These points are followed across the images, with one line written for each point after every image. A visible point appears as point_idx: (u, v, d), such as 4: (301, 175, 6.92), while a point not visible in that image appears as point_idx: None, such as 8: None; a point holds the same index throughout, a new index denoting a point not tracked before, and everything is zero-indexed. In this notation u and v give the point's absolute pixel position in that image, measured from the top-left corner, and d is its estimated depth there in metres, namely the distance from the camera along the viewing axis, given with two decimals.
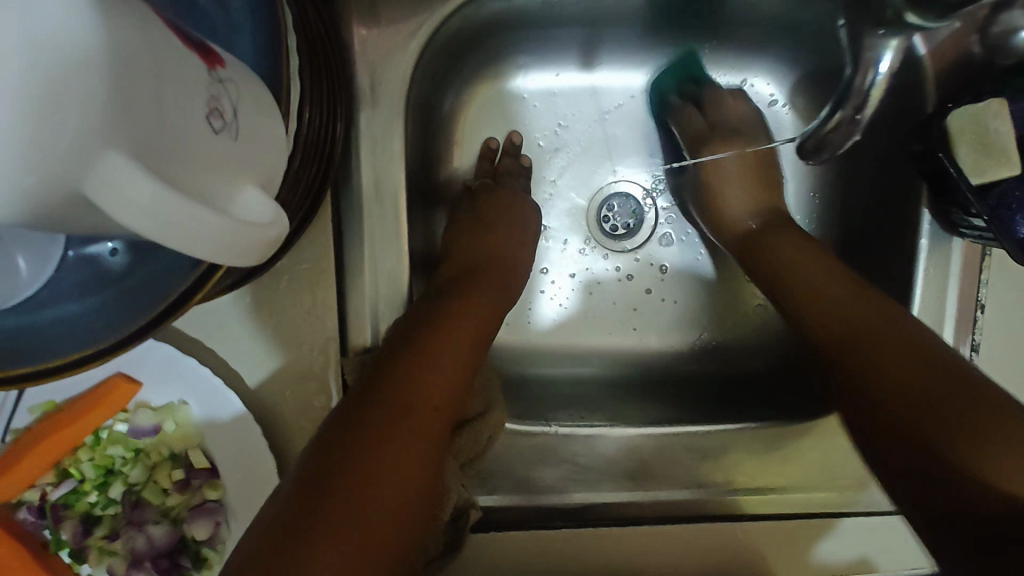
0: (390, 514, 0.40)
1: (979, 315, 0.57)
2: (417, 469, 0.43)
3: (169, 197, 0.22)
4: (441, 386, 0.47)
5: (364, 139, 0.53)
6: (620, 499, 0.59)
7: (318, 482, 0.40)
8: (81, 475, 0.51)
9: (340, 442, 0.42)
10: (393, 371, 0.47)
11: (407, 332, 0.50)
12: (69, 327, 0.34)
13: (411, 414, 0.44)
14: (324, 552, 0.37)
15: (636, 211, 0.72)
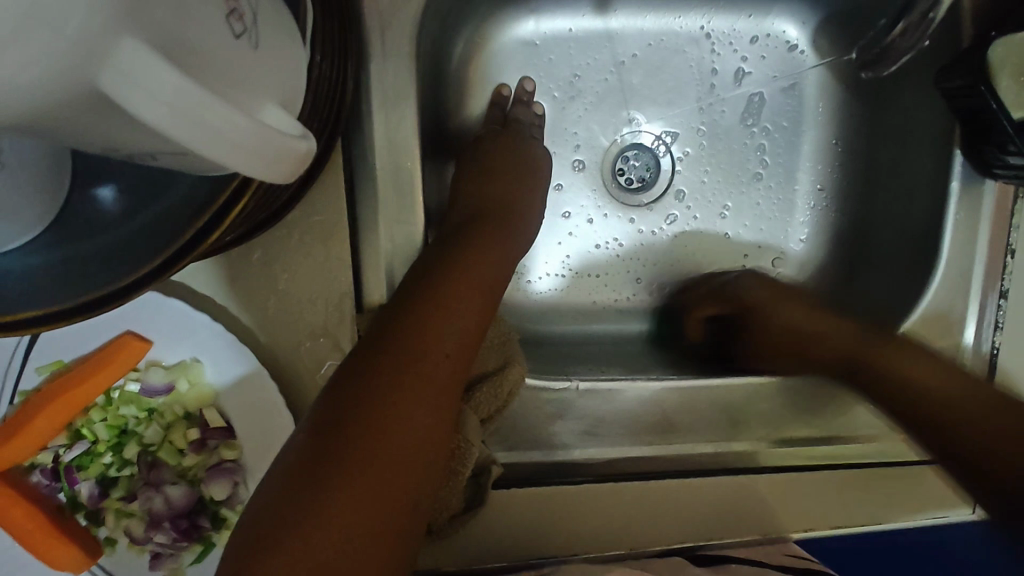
0: (405, 464, 0.40)
1: (1009, 260, 0.55)
2: (431, 420, 0.42)
3: (196, 90, 0.20)
4: (451, 334, 0.46)
5: (374, 81, 0.50)
6: (644, 453, 0.58)
7: (328, 436, 0.39)
8: (93, 436, 0.50)
9: (350, 393, 0.41)
10: (405, 319, 0.45)
11: (414, 281, 0.48)
12: (75, 271, 0.32)
13: (424, 364, 0.43)
14: (338, 505, 0.37)
15: (653, 163, 0.69)
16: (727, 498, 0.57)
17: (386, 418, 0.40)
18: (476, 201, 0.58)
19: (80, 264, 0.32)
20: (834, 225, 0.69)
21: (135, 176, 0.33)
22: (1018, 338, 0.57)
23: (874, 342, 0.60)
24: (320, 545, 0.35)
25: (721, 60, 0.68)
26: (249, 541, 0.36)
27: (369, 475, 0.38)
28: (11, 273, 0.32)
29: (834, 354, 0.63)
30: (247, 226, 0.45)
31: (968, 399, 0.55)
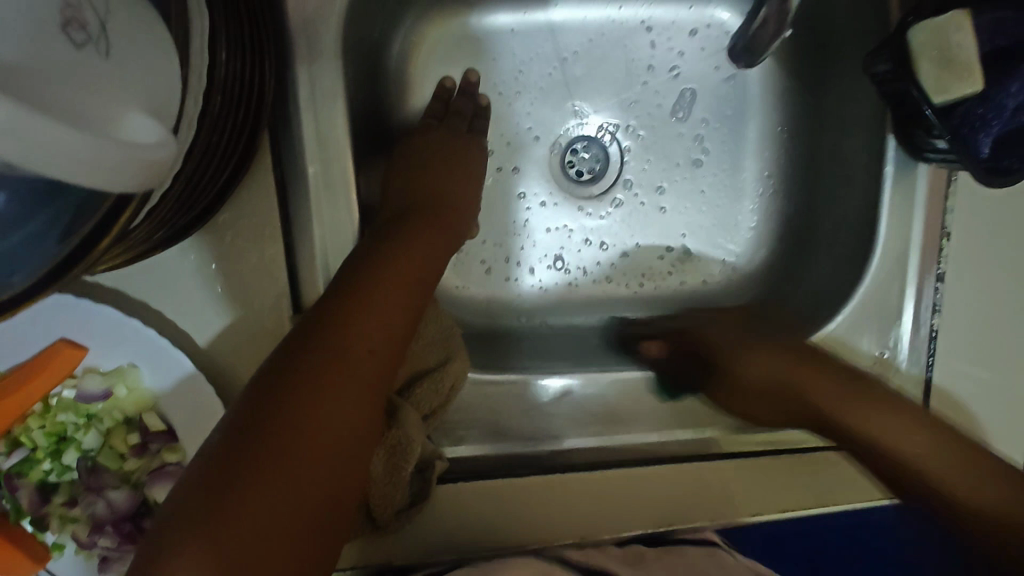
0: (327, 463, 0.40)
1: (944, 242, 0.56)
2: (354, 414, 0.43)
3: (33, 117, 0.22)
4: (378, 331, 0.46)
5: (302, 79, 0.50)
6: (591, 443, 0.59)
7: (248, 434, 0.39)
8: (32, 444, 0.50)
9: (271, 388, 0.41)
10: (330, 314, 0.45)
11: (343, 278, 0.48)
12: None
13: (347, 359, 0.44)
14: (255, 500, 0.37)
15: (601, 154, 0.69)
16: (673, 487, 0.57)
17: (308, 413, 0.41)
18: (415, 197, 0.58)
19: None
20: (781, 210, 0.69)
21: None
22: (955, 318, 0.58)
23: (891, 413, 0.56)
24: (238, 540, 0.36)
25: (664, 49, 0.68)
26: (167, 539, 0.36)
27: (291, 472, 0.39)
28: None
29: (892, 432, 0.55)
30: (168, 228, 0.45)
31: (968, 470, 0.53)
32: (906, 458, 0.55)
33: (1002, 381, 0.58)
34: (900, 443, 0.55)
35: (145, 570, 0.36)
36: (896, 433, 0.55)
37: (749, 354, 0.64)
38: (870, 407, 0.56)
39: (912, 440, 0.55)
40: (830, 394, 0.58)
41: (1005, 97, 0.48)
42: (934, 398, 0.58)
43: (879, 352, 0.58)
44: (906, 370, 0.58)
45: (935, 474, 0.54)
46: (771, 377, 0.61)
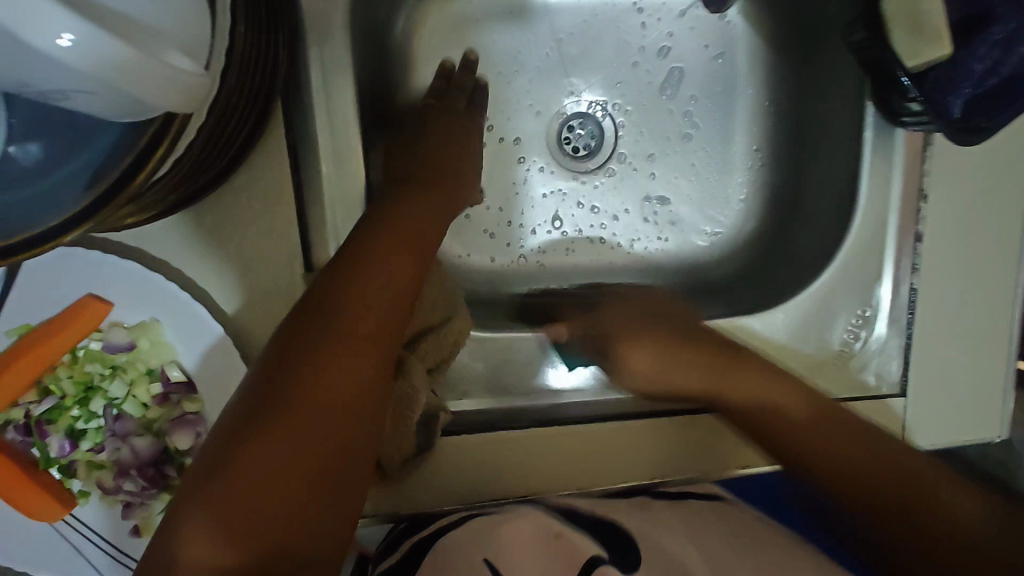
0: (342, 410, 0.43)
1: (922, 205, 0.59)
2: (365, 364, 0.45)
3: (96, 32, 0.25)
4: (383, 287, 0.49)
5: (312, 50, 0.54)
6: (588, 400, 0.62)
7: (270, 385, 0.42)
8: (61, 392, 0.53)
9: (284, 350, 0.44)
10: (336, 281, 0.48)
11: (351, 242, 0.51)
12: (22, 213, 0.35)
13: (350, 324, 0.46)
14: (275, 445, 0.40)
15: (596, 130, 0.72)
16: (664, 441, 0.60)
17: (321, 364, 0.43)
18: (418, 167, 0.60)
19: (23, 206, 0.36)
20: (768, 183, 0.72)
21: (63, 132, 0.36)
22: (933, 279, 0.61)
23: (858, 442, 0.54)
24: (255, 486, 0.38)
25: (655, 29, 0.71)
26: (197, 484, 0.39)
27: (308, 419, 0.41)
28: None
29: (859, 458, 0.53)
30: (186, 188, 0.48)
31: (905, 484, 0.51)
32: (869, 485, 0.52)
33: (975, 339, 0.62)
34: (897, 492, 0.51)
35: (176, 513, 0.38)
36: (867, 485, 0.52)
37: (639, 345, 0.63)
38: (872, 436, 0.54)
39: (894, 463, 0.53)
40: (818, 436, 0.55)
41: (974, 60, 0.50)
42: (913, 356, 0.62)
43: (860, 312, 0.62)
44: (886, 328, 0.62)
45: (889, 491, 0.51)
46: (804, 417, 0.56)
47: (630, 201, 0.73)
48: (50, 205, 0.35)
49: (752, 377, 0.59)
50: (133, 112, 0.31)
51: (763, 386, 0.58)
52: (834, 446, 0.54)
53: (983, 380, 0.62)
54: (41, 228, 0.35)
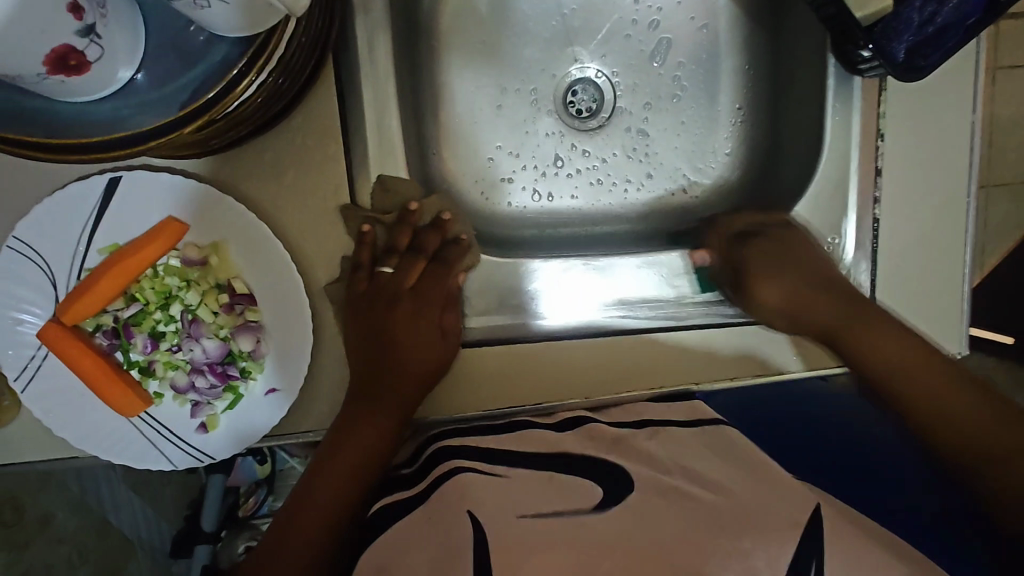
0: (349, 482, 0.62)
1: (881, 143, 0.69)
2: (373, 442, 0.63)
3: None
4: (393, 384, 0.64)
5: (358, 13, 0.64)
6: (593, 319, 0.71)
7: (307, 496, 0.61)
8: (144, 300, 0.62)
9: (314, 481, 0.62)
10: (346, 421, 0.63)
11: (360, 337, 0.65)
12: (137, 116, 0.46)
13: (366, 427, 0.63)
14: (320, 503, 0.61)
15: (597, 95, 0.82)
16: (656, 348, 0.70)
17: (333, 469, 0.62)
18: (402, 238, 0.68)
19: (139, 111, 0.46)
20: (750, 137, 0.81)
21: (184, 49, 0.47)
22: (893, 209, 0.70)
23: (850, 311, 0.66)
24: (303, 532, 0.60)
25: (647, 3, 0.80)
26: (275, 526, 0.61)
27: (327, 492, 0.61)
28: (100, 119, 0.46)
29: (840, 317, 0.67)
30: (256, 122, 0.57)
31: (911, 363, 0.63)
32: (863, 342, 0.65)
33: (932, 262, 0.71)
34: (929, 401, 0.61)
35: (261, 550, 0.60)
36: (879, 347, 0.64)
37: (715, 250, 0.75)
38: (873, 329, 0.65)
39: (858, 337, 0.65)
40: (856, 332, 0.65)
41: (911, 11, 0.60)
42: (879, 278, 0.70)
43: (830, 240, 0.71)
44: (853, 254, 0.71)
45: (902, 385, 0.63)
46: (832, 313, 0.67)
47: (577, 157, 0.82)
48: (160, 109, 0.45)
49: (768, 249, 0.71)
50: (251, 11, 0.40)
51: (701, 260, 0.72)
52: (869, 346, 0.65)
53: (940, 298, 0.71)
54: (151, 125, 0.45)
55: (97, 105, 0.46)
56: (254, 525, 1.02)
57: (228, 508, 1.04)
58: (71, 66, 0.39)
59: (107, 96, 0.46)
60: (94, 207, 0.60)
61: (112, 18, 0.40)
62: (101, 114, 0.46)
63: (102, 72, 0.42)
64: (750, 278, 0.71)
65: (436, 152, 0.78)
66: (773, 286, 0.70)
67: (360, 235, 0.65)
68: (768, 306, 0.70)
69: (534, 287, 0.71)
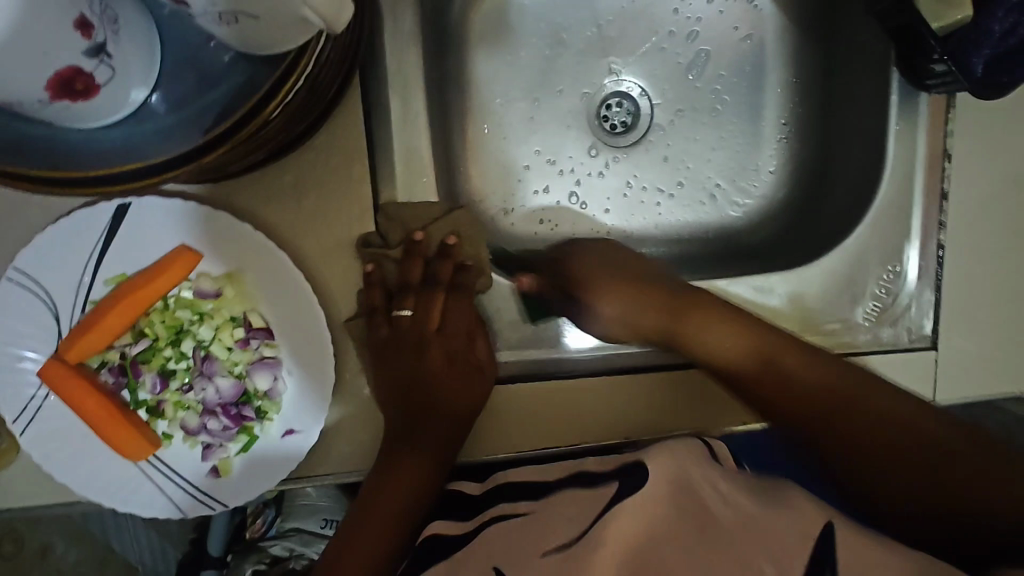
0: (390, 523, 0.59)
1: (947, 164, 0.63)
2: (417, 479, 0.59)
3: None
4: (437, 421, 0.61)
5: (387, 27, 0.59)
6: (631, 352, 0.66)
7: (346, 542, 0.58)
8: (154, 334, 0.57)
9: (342, 545, 0.58)
10: (380, 472, 0.59)
11: (395, 376, 0.61)
12: (157, 142, 0.42)
13: (409, 464, 0.59)
14: (361, 549, 0.57)
15: (633, 109, 0.77)
16: (700, 387, 0.64)
17: (376, 511, 0.59)
18: (414, 270, 0.62)
19: (160, 137, 0.42)
20: (798, 155, 0.76)
21: (207, 66, 0.42)
22: (960, 235, 0.64)
23: (834, 368, 0.58)
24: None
25: (687, 12, 0.75)
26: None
27: (367, 536, 0.58)
28: (115, 145, 0.41)
29: (818, 383, 0.57)
30: (278, 143, 0.53)
31: (907, 427, 0.54)
32: (862, 403, 0.55)
33: (1003, 288, 0.65)
34: (955, 449, 0.52)
35: None
36: (883, 406, 0.55)
37: (707, 322, 0.61)
38: (869, 400, 0.56)
39: (871, 388, 0.56)
40: (836, 398, 0.56)
41: (992, 22, 0.54)
42: (943, 308, 0.65)
43: (891, 268, 0.65)
44: (916, 282, 0.65)
45: (897, 433, 0.54)
46: (836, 382, 0.57)
47: (610, 174, 0.77)
48: (184, 135, 0.41)
49: (705, 310, 0.62)
50: (281, 38, 0.35)
51: (710, 326, 0.61)
52: (886, 407, 0.55)
53: (1011, 328, 0.65)
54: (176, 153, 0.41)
55: (98, 133, 0.41)
56: (263, 548, 0.92)
57: (235, 529, 0.94)
58: (77, 90, 0.34)
59: (110, 124, 0.41)
60: (101, 234, 0.55)
61: (125, 35, 0.35)
62: (102, 143, 0.41)
63: (112, 97, 0.37)
64: (680, 323, 0.62)
65: (463, 169, 0.73)
66: (722, 331, 0.61)
67: (366, 275, 0.60)
68: (718, 341, 0.60)
69: (567, 328, 0.65)
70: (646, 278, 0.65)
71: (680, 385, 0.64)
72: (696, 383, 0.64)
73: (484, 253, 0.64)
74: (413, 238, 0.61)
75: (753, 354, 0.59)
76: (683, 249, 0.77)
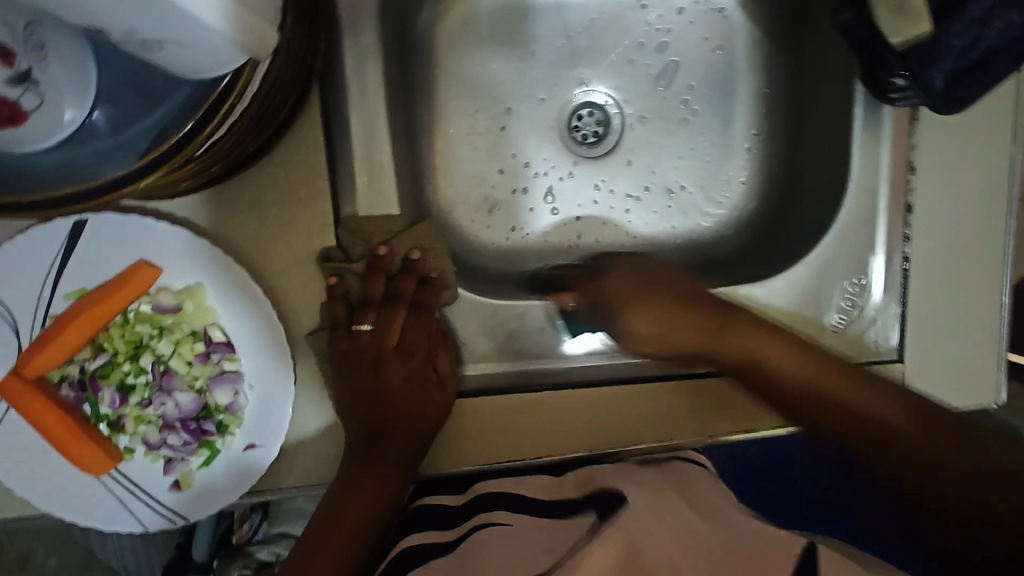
0: (348, 538, 0.59)
1: (912, 176, 0.63)
2: (375, 495, 0.59)
3: None
4: (396, 438, 0.60)
5: (347, 41, 0.59)
6: (598, 363, 0.66)
7: (305, 556, 0.58)
8: (113, 349, 0.58)
9: (308, 554, 0.59)
10: (339, 490, 0.59)
11: (355, 393, 0.60)
12: (96, 159, 0.42)
13: (368, 481, 0.59)
14: (319, 564, 0.58)
15: (603, 120, 0.77)
16: (669, 401, 0.63)
17: (333, 527, 0.59)
18: (376, 286, 0.62)
19: (99, 153, 0.42)
20: (768, 165, 0.76)
21: (148, 86, 0.42)
22: (926, 248, 0.64)
23: (762, 336, 0.60)
24: None
25: (657, 23, 0.75)
26: None
27: (325, 550, 0.58)
28: (56, 162, 0.42)
29: (732, 354, 0.60)
30: (233, 158, 0.53)
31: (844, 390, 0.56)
32: (840, 394, 0.56)
33: (972, 300, 0.65)
34: (869, 408, 0.55)
35: None
36: (789, 362, 0.58)
37: (643, 306, 0.61)
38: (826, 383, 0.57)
39: (777, 354, 0.59)
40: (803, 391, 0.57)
41: (951, 37, 0.54)
42: (911, 322, 0.65)
43: (857, 280, 0.65)
44: (882, 296, 0.65)
45: (868, 408, 0.55)
46: (787, 373, 0.58)
47: (581, 185, 0.77)
48: (123, 152, 0.42)
49: (686, 291, 0.63)
50: (211, 58, 0.36)
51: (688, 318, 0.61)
52: (807, 374, 0.58)
53: (980, 339, 0.65)
54: (113, 172, 0.41)
55: (40, 152, 0.42)
56: (248, 553, 0.93)
57: (223, 533, 0.95)
58: (2, 115, 0.37)
59: (53, 143, 0.42)
60: (60, 250, 0.55)
61: (56, 63, 0.38)
62: (37, 164, 0.42)
63: (45, 124, 0.40)
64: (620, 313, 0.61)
65: (431, 182, 0.73)
66: (755, 341, 0.60)
67: (328, 289, 0.59)
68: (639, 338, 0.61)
69: (526, 333, 0.65)
70: (638, 278, 0.63)
71: (648, 399, 0.63)
72: (664, 395, 0.64)
73: (449, 266, 0.65)
74: (376, 251, 0.61)
75: (779, 345, 0.59)
76: (654, 259, 0.77)
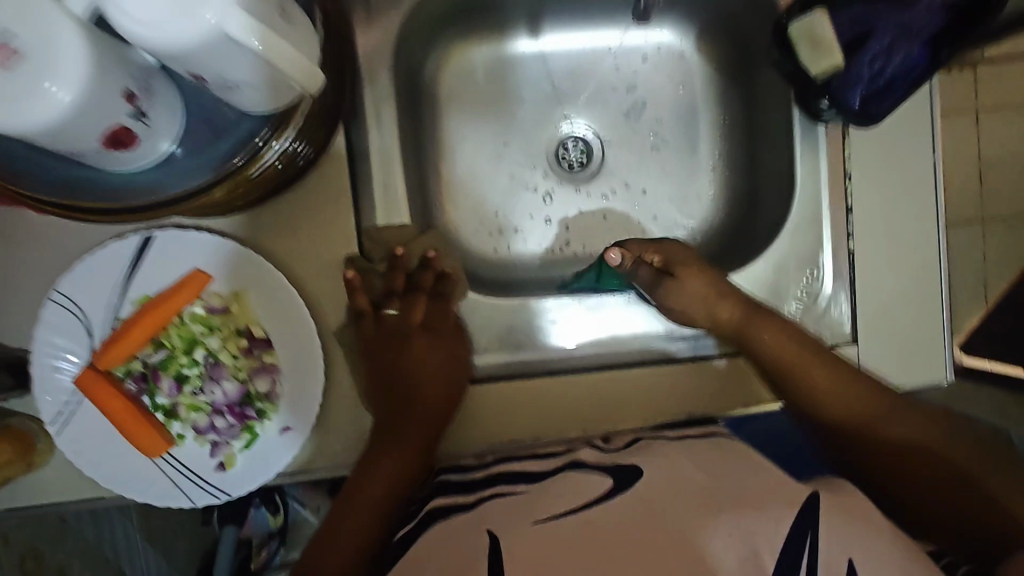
0: (384, 491, 0.65)
1: (848, 183, 0.74)
2: (410, 451, 0.67)
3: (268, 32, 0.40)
4: (428, 403, 0.69)
5: (367, 87, 0.72)
6: (589, 353, 0.75)
7: (342, 511, 0.65)
8: (171, 345, 0.68)
9: (344, 512, 0.65)
10: (376, 448, 0.67)
11: (388, 365, 0.70)
12: (179, 179, 0.54)
13: (401, 440, 0.67)
14: (355, 516, 0.64)
15: (586, 149, 0.89)
16: (652, 383, 0.72)
17: (369, 481, 0.66)
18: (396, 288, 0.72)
19: (180, 175, 0.54)
20: (731, 181, 0.87)
21: (217, 122, 0.54)
22: (868, 243, 0.74)
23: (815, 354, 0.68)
24: (334, 544, 0.62)
25: (625, 68, 0.89)
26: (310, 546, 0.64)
27: (359, 504, 0.65)
28: (147, 182, 0.54)
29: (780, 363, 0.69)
30: (278, 181, 0.64)
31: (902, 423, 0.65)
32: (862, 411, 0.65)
33: (911, 291, 0.74)
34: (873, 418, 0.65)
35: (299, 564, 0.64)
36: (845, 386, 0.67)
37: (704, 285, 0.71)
38: (849, 397, 0.66)
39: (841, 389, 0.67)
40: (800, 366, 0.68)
41: (862, 66, 0.67)
42: (859, 309, 0.74)
43: (809, 273, 0.75)
44: (832, 286, 0.74)
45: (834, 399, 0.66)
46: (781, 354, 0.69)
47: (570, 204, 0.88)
48: (199, 173, 0.53)
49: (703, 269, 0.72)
50: (274, 98, 0.48)
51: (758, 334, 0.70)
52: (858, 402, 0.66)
53: (921, 325, 0.73)
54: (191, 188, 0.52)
55: (137, 175, 0.54)
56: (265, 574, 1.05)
57: (240, 563, 1.01)
58: (122, 142, 0.48)
59: (146, 167, 0.54)
60: (129, 263, 0.66)
61: (158, 99, 0.49)
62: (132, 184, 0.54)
63: (145, 149, 0.51)
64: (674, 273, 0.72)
65: (438, 205, 0.85)
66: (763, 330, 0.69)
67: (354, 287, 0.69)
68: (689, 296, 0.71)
69: (526, 328, 0.75)
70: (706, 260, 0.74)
71: (633, 382, 0.72)
72: (647, 378, 0.72)
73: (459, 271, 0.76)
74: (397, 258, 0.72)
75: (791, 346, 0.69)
76: None
